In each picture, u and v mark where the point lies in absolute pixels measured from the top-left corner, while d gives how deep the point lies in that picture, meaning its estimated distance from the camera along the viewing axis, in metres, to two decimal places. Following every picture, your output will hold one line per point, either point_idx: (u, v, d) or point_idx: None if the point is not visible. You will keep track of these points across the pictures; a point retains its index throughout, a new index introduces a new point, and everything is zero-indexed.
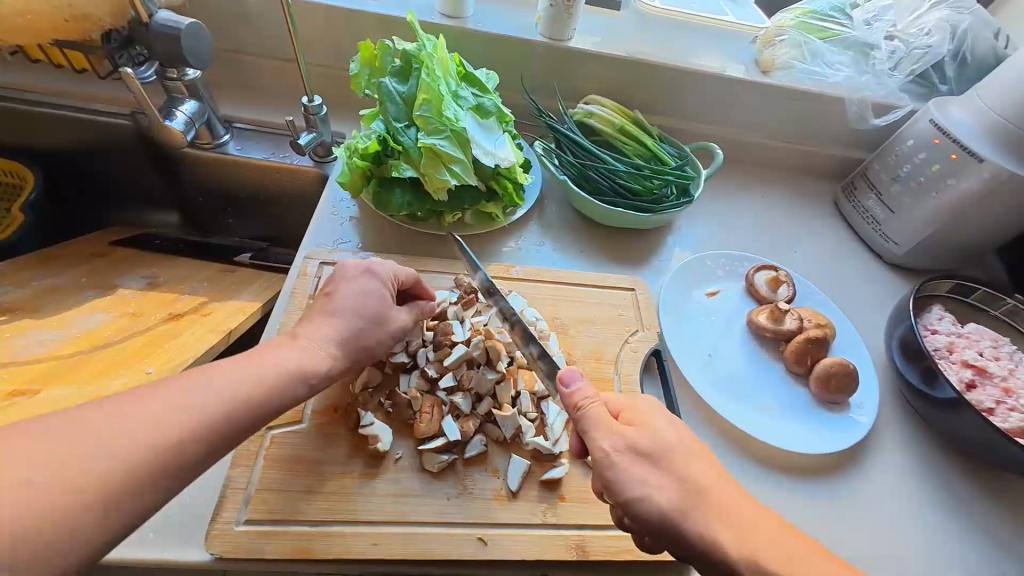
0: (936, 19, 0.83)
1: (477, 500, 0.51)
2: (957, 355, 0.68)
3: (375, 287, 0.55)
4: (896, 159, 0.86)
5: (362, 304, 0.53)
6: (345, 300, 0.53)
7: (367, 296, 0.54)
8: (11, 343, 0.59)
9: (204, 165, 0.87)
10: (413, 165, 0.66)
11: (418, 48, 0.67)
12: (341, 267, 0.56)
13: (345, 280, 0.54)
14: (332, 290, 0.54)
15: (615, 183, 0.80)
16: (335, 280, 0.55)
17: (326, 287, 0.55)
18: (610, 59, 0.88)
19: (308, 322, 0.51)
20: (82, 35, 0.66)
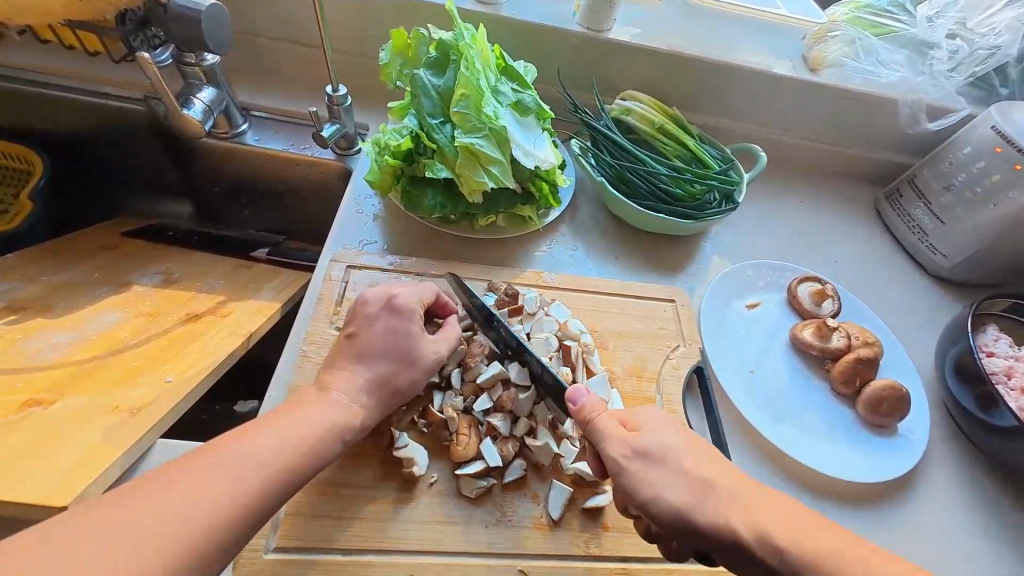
0: (1009, 18, 0.76)
1: (518, 528, 0.48)
2: (1016, 380, 0.64)
3: (402, 323, 0.52)
4: (951, 167, 0.82)
5: (392, 344, 0.50)
6: (372, 342, 0.50)
7: (395, 335, 0.51)
8: (23, 347, 0.57)
9: (221, 155, 0.83)
10: (448, 165, 0.62)
11: (456, 38, 0.62)
12: (362, 302, 0.53)
13: (369, 320, 0.51)
14: (355, 330, 0.51)
15: (655, 186, 0.75)
16: (358, 317, 0.52)
17: (348, 327, 0.52)
18: (651, 53, 0.83)
19: (335, 369, 0.49)
20: (95, 16, 0.61)
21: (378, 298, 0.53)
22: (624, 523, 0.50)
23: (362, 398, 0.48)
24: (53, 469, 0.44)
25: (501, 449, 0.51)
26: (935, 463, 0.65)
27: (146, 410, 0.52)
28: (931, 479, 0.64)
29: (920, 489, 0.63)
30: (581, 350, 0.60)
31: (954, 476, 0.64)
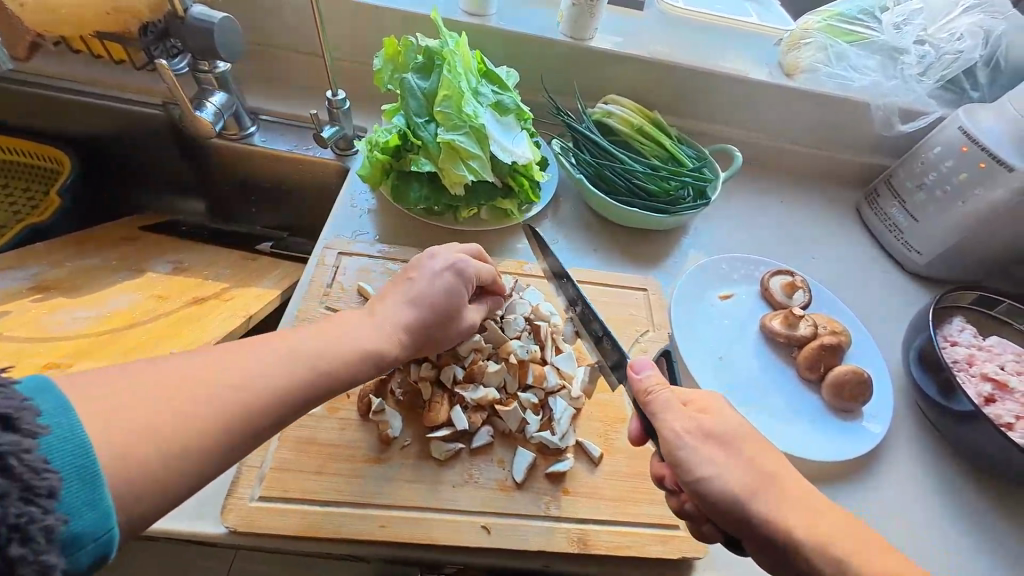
0: (968, 23, 0.80)
1: (483, 489, 0.52)
2: (976, 367, 0.66)
3: (457, 287, 0.56)
4: (922, 167, 0.85)
5: (444, 298, 0.55)
6: (424, 288, 0.55)
7: (445, 294, 0.55)
8: (47, 320, 0.63)
9: (231, 155, 0.90)
10: (432, 160, 0.67)
11: (441, 45, 0.68)
12: (431, 254, 0.58)
13: (429, 270, 0.56)
14: (413, 275, 0.56)
15: (631, 183, 0.80)
16: (418, 265, 0.57)
17: (407, 269, 0.57)
18: (631, 59, 0.88)
19: (382, 299, 0.54)
20: (123, 26, 0.70)
21: (446, 258, 0.58)
22: (584, 490, 0.54)
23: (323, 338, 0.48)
24: None
25: (471, 416, 0.55)
26: (899, 448, 0.67)
27: None
28: (894, 464, 0.65)
29: (882, 472, 0.64)
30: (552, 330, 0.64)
31: (919, 461, 0.66)
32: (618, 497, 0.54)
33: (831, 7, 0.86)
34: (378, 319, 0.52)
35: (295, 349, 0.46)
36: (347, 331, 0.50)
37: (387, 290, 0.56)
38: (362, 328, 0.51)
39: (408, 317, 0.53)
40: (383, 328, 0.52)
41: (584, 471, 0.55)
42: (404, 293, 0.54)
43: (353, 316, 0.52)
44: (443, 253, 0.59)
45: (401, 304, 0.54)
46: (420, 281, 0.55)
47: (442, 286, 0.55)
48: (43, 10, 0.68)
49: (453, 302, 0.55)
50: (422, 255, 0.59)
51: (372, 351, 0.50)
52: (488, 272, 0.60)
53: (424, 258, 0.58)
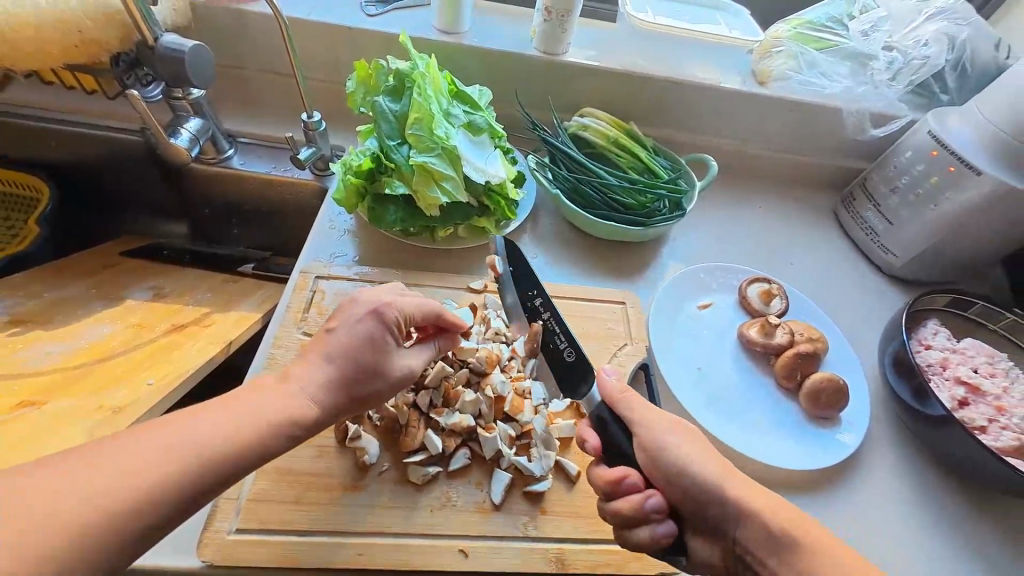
0: (932, 31, 0.82)
1: (460, 512, 0.53)
2: (950, 371, 0.67)
3: (377, 334, 0.50)
4: (895, 171, 0.86)
5: (362, 349, 0.49)
6: (340, 343, 0.49)
7: (362, 345, 0.49)
8: (21, 355, 0.63)
9: (209, 179, 0.90)
10: (405, 182, 0.68)
11: (411, 68, 0.69)
12: (352, 301, 0.52)
13: (346, 320, 0.50)
14: (333, 326, 0.51)
15: (607, 197, 0.81)
16: (340, 313, 0.52)
17: (329, 319, 0.52)
18: (605, 72, 0.89)
19: (301, 360, 0.49)
20: (91, 57, 0.69)
21: (367, 302, 0.52)
22: (562, 508, 0.55)
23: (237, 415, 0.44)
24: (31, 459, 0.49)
25: (446, 440, 0.55)
26: (875, 453, 0.68)
27: (128, 407, 0.57)
28: (871, 468, 0.66)
29: (860, 478, 0.65)
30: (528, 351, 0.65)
31: (896, 465, 0.67)
32: (595, 513, 0.55)
33: (800, 15, 0.87)
34: (298, 382, 0.47)
35: (212, 424, 0.42)
36: (265, 399, 0.45)
37: (310, 345, 0.50)
38: (278, 394, 0.46)
39: (326, 376, 0.48)
40: (300, 391, 0.47)
41: (563, 489, 0.56)
42: (325, 348, 0.49)
43: (273, 381, 0.47)
44: (365, 299, 0.52)
45: (316, 363, 0.48)
46: (339, 334, 0.50)
47: (361, 339, 0.49)
48: (7, 44, 0.66)
49: (378, 349, 0.50)
50: (345, 301, 0.53)
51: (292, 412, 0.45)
52: (417, 309, 0.54)
53: (345, 305, 0.52)
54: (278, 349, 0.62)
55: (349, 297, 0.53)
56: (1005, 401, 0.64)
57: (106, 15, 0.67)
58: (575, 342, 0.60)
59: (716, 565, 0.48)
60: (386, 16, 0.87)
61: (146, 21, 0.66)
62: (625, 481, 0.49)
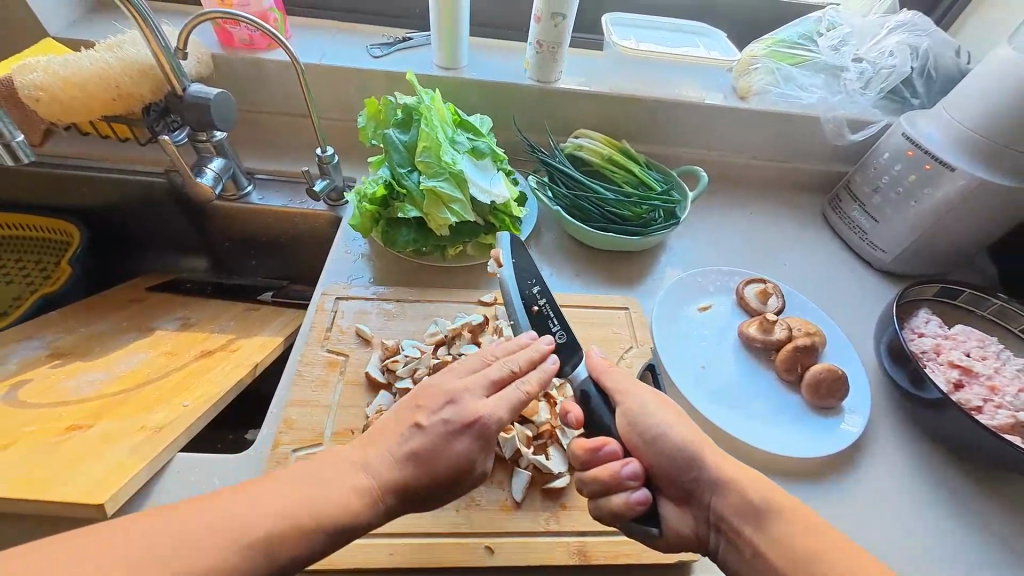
0: (895, 42, 0.88)
1: (485, 511, 0.55)
2: (943, 356, 0.71)
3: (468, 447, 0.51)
4: (876, 171, 0.91)
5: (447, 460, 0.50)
6: (427, 448, 0.50)
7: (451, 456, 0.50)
8: (64, 385, 0.67)
9: (230, 214, 0.95)
10: (416, 205, 0.73)
11: (418, 102, 0.75)
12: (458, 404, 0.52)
13: (448, 428, 0.50)
14: (422, 427, 0.51)
15: (605, 210, 0.85)
16: (427, 411, 0.52)
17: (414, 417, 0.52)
18: (596, 96, 0.96)
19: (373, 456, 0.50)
20: (126, 108, 0.76)
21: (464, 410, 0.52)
22: (582, 503, 0.57)
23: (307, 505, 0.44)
24: (85, 478, 0.53)
25: None
26: (879, 439, 0.70)
27: (168, 426, 0.61)
28: (876, 453, 0.69)
29: (865, 464, 0.67)
30: None
31: (900, 450, 0.69)
32: None
33: (774, 35, 0.94)
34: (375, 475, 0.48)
35: (277, 509, 0.44)
36: (337, 485, 0.47)
37: (390, 434, 0.51)
38: (354, 487, 0.47)
39: (402, 475, 0.49)
40: (374, 486, 0.48)
41: None
42: (410, 447, 0.50)
43: (349, 465, 0.49)
44: (467, 400, 0.53)
45: (394, 465, 0.49)
46: (434, 429, 0.50)
47: (453, 437, 0.50)
48: (54, 101, 0.73)
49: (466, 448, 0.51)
50: (441, 393, 0.53)
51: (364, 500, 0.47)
52: (527, 362, 0.56)
53: (442, 398, 0.53)
54: (305, 366, 0.66)
55: (445, 389, 0.54)
56: (997, 380, 0.67)
57: (140, 70, 0.74)
58: (568, 327, 0.63)
59: (687, 533, 0.51)
60: (391, 57, 0.95)
61: (176, 73, 0.73)
62: (603, 450, 0.53)
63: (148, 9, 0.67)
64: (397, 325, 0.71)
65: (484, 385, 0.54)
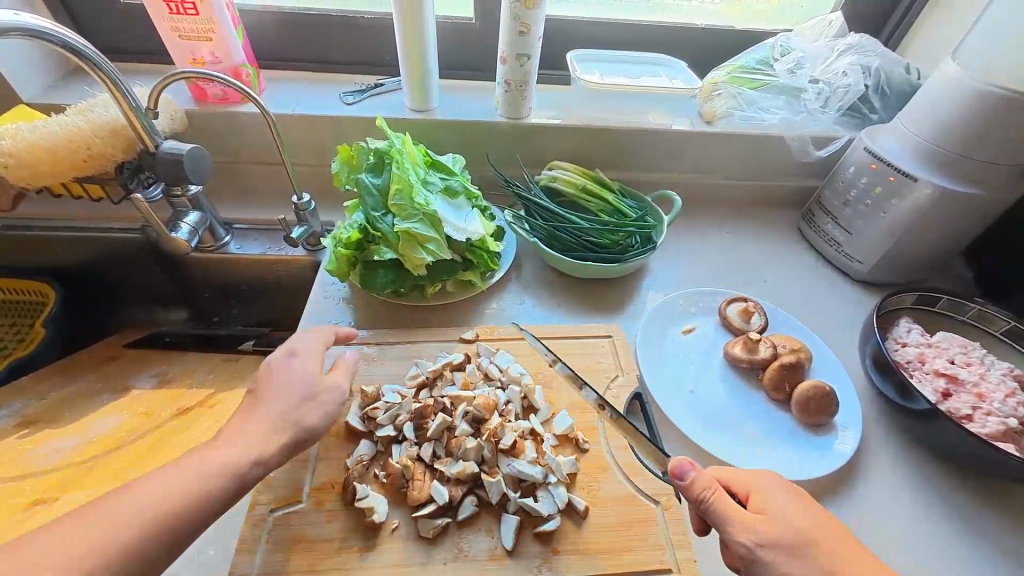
0: (848, 62, 0.92)
1: (474, 561, 0.53)
2: (928, 365, 0.70)
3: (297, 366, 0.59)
4: (844, 185, 0.93)
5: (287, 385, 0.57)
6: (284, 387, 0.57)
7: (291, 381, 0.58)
8: (32, 455, 0.65)
9: (208, 265, 0.95)
10: (392, 247, 0.73)
11: (389, 146, 0.76)
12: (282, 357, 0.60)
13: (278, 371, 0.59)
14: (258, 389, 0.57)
15: (582, 239, 0.86)
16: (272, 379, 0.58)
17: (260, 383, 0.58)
18: (567, 130, 0.98)
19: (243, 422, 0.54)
20: (99, 169, 0.76)
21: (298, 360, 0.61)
22: (574, 546, 0.55)
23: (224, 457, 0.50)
24: None
25: (451, 489, 0.57)
26: (875, 455, 0.69)
27: None
28: (873, 470, 0.67)
29: (863, 482, 0.66)
30: (524, 390, 0.67)
31: (898, 464, 0.68)
32: (609, 549, 0.55)
33: (732, 61, 0.98)
34: (244, 434, 0.52)
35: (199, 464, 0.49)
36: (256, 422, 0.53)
37: (246, 409, 0.55)
38: (220, 457, 0.50)
39: (266, 430, 0.53)
40: (244, 444, 0.51)
41: (573, 527, 0.57)
42: (265, 406, 0.55)
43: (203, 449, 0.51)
44: (305, 353, 0.61)
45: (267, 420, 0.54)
46: (289, 385, 0.57)
47: (306, 384, 0.58)
48: (23, 166, 0.72)
49: (315, 394, 0.57)
50: (283, 354, 0.60)
51: (233, 460, 0.50)
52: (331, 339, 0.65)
53: (285, 358, 0.60)
54: None
55: (285, 345, 0.62)
56: (983, 387, 0.66)
57: (112, 131, 0.74)
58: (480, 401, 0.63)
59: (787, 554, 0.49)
60: (364, 103, 0.97)
61: (148, 131, 0.74)
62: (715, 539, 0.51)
63: (118, 74, 0.68)
64: (378, 369, 0.70)
65: (319, 354, 0.62)
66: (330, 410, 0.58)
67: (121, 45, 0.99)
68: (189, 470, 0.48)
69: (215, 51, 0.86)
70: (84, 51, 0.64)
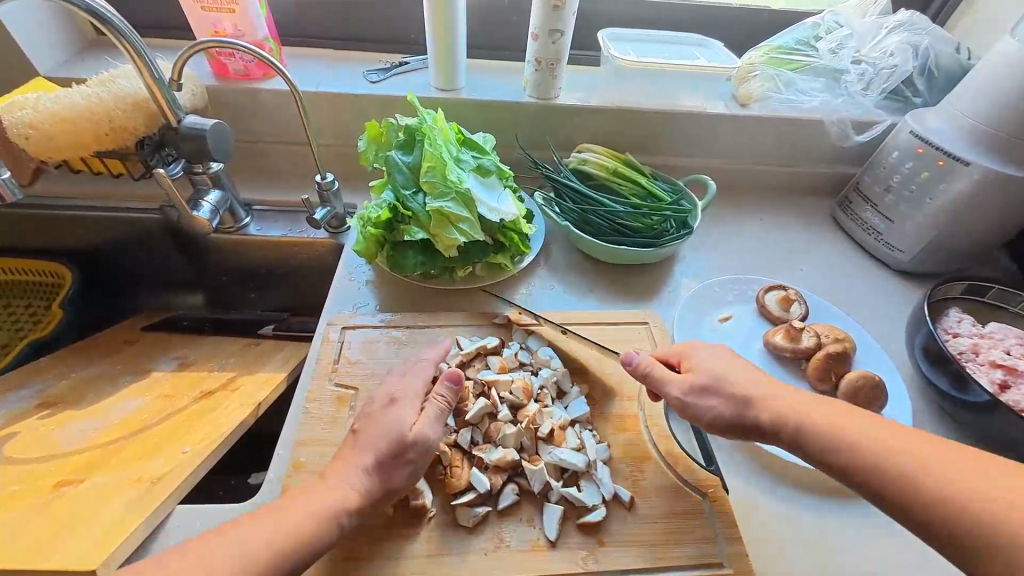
0: (895, 42, 0.88)
1: (516, 552, 0.51)
2: (983, 356, 0.67)
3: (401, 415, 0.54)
4: (886, 170, 0.89)
5: (386, 431, 0.53)
6: (377, 432, 0.53)
7: (386, 432, 0.53)
8: (55, 436, 0.63)
9: (227, 246, 0.92)
10: (423, 227, 0.70)
11: (420, 122, 0.73)
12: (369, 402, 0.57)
13: (371, 416, 0.55)
14: (359, 425, 0.55)
15: (616, 223, 0.83)
16: (363, 415, 0.56)
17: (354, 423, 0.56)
18: (598, 112, 0.95)
19: (339, 460, 0.52)
20: (120, 144, 0.74)
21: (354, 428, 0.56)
22: (621, 539, 0.53)
23: (330, 503, 0.48)
24: (79, 541, 0.49)
25: (491, 478, 0.55)
26: None
27: (166, 477, 0.56)
28: None
29: None
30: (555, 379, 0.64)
31: None
32: (659, 541, 0.53)
33: (770, 42, 0.93)
34: (340, 484, 0.50)
35: (296, 514, 0.47)
36: (347, 471, 0.51)
37: (346, 454, 0.53)
38: (317, 502, 0.48)
39: (361, 486, 0.50)
40: (338, 493, 0.49)
41: (618, 519, 0.54)
42: (360, 459, 0.51)
43: (310, 488, 0.50)
44: (405, 400, 0.56)
45: (360, 472, 0.51)
46: (385, 435, 0.52)
47: (398, 433, 0.53)
48: (44, 138, 0.70)
49: (406, 449, 0.52)
50: (381, 399, 0.57)
51: (331, 510, 0.48)
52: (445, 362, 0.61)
53: (384, 405, 0.56)
54: (313, 403, 0.62)
55: (386, 390, 0.58)
56: None
57: (134, 103, 0.72)
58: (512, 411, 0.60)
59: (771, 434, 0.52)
60: (388, 81, 0.94)
61: (171, 106, 0.71)
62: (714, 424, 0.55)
63: (143, 43, 0.66)
64: (410, 353, 0.67)
65: (418, 399, 0.57)
66: (420, 466, 0.52)
67: (139, 20, 0.96)
68: (289, 518, 0.47)
69: (238, 24, 0.83)
70: (111, 20, 0.62)
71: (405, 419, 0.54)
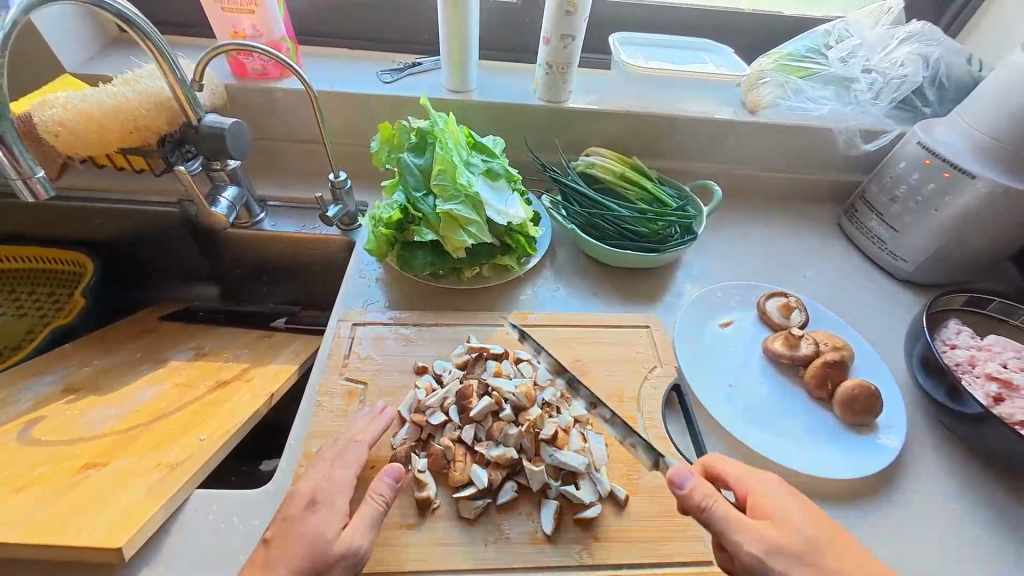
0: (906, 52, 0.88)
1: (514, 545, 0.53)
2: (979, 368, 0.68)
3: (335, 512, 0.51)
4: (892, 180, 0.90)
5: (307, 542, 0.48)
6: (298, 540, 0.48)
7: (310, 539, 0.48)
8: (80, 421, 0.67)
9: (242, 241, 0.95)
10: (433, 229, 0.73)
11: (431, 125, 0.75)
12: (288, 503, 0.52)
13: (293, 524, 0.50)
14: (273, 535, 0.50)
15: (621, 228, 0.84)
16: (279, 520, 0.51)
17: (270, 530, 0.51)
18: (607, 116, 0.96)
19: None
20: (143, 141, 0.76)
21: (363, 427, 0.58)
22: (616, 534, 0.55)
23: None
24: (106, 519, 0.52)
25: (491, 473, 0.57)
26: (920, 458, 0.67)
27: (185, 463, 0.59)
28: (915, 473, 0.66)
29: (905, 484, 0.65)
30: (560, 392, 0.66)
31: (943, 469, 0.66)
32: (652, 538, 0.55)
33: (781, 49, 0.94)
34: None
35: None
36: None
37: (257, 572, 0.47)
38: None
39: None
40: None
41: (613, 515, 0.57)
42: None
43: None
44: (329, 500, 0.51)
45: None
46: (305, 545, 0.48)
47: (321, 546, 0.48)
48: (71, 135, 0.74)
49: (328, 565, 0.47)
50: (301, 501, 0.51)
51: None
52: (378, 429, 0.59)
53: (304, 508, 0.51)
54: (323, 397, 0.65)
55: (307, 486, 0.53)
56: None
57: (157, 103, 0.74)
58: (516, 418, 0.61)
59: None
60: (401, 82, 0.96)
61: (192, 104, 0.73)
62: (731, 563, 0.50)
63: (166, 45, 0.68)
64: (417, 350, 0.70)
65: (344, 498, 0.52)
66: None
67: (160, 17, 0.99)
68: None
69: (256, 25, 0.85)
70: (136, 22, 0.64)
71: (327, 530, 0.49)
